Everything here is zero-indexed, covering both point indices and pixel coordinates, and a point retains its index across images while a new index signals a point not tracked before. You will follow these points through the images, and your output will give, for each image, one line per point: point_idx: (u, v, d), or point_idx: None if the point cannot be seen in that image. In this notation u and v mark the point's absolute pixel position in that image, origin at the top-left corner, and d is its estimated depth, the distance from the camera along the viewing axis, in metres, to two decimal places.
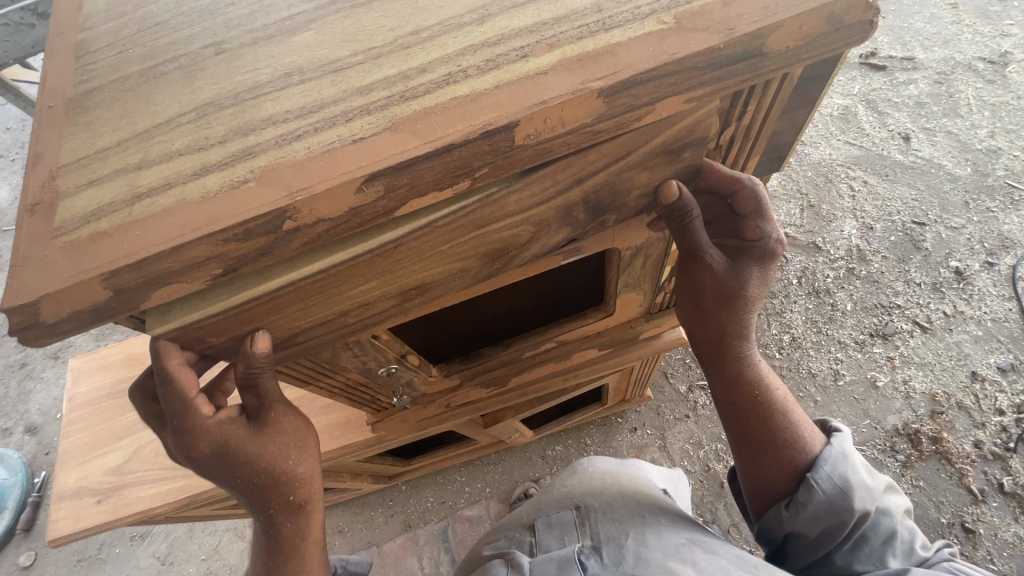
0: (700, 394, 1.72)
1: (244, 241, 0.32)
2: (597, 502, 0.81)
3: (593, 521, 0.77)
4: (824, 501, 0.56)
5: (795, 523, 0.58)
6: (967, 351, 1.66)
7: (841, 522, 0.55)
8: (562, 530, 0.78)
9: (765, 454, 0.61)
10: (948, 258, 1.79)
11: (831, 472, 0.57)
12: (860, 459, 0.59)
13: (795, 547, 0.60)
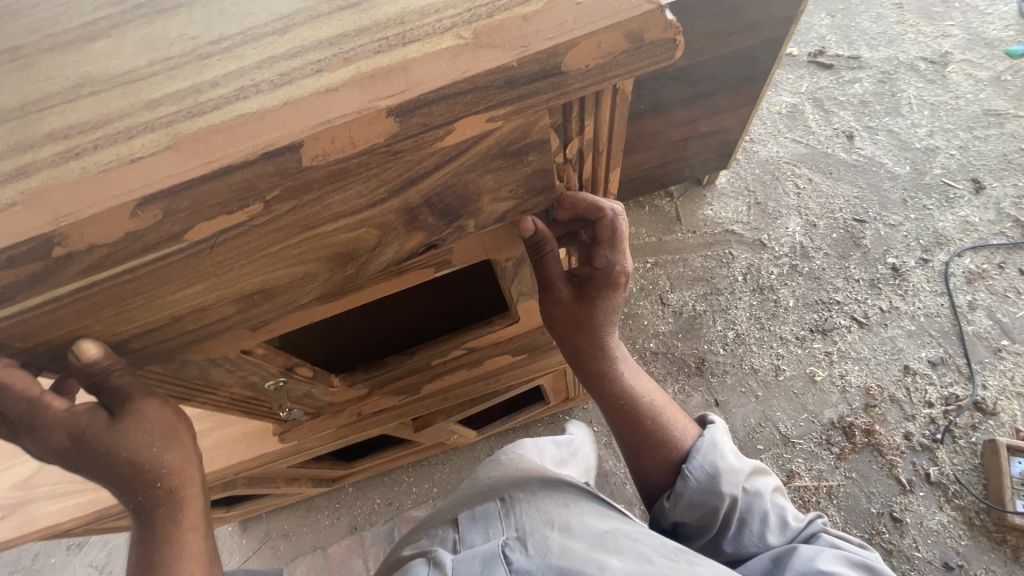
0: None
1: (11, 267, 0.30)
2: (521, 489, 0.72)
3: (517, 508, 0.68)
4: (698, 490, 0.62)
5: (676, 509, 0.64)
6: (901, 346, 1.71)
7: (714, 509, 0.61)
8: (486, 522, 0.68)
9: (641, 453, 0.67)
10: (885, 255, 1.84)
11: (703, 462, 0.63)
12: (729, 447, 0.65)
13: (684, 536, 0.65)
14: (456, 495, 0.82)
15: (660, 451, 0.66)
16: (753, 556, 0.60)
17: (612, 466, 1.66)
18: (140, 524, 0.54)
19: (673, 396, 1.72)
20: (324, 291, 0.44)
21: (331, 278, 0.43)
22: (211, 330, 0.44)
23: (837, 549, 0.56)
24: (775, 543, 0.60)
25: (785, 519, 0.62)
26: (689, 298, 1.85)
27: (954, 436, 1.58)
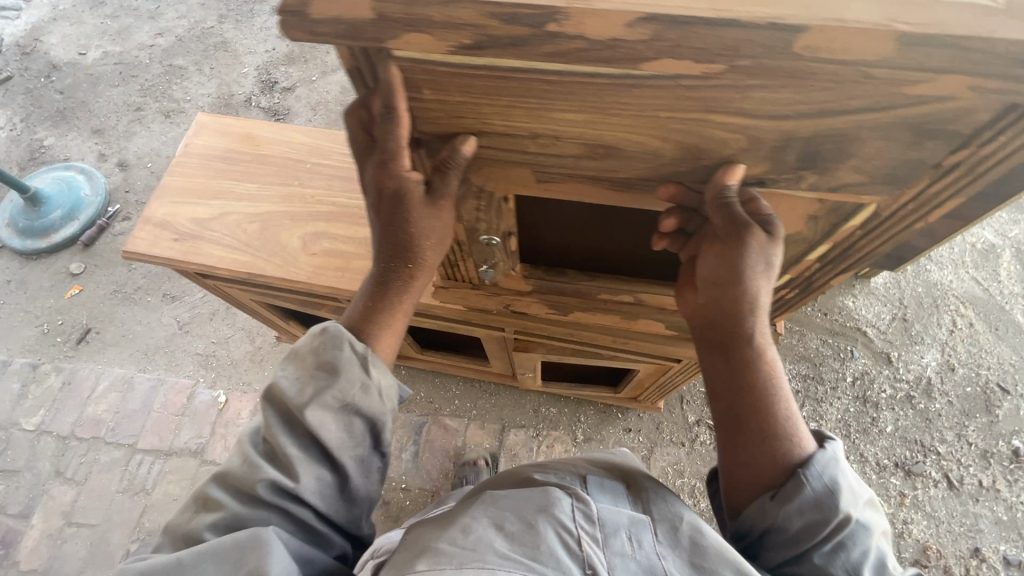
0: (704, 431, 1.71)
1: (506, 23, 0.34)
2: (651, 483, 0.80)
3: (648, 496, 0.76)
4: (812, 497, 0.59)
5: (779, 512, 0.60)
6: (981, 529, 1.58)
7: (823, 521, 0.59)
8: (615, 493, 0.76)
9: (752, 448, 0.62)
10: (1013, 435, 1.69)
11: (823, 474, 0.60)
12: (851, 469, 0.62)
13: (770, 543, 0.62)
14: (572, 457, 0.90)
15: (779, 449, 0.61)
16: None
17: None
18: (374, 285, 0.65)
19: None
20: (641, 174, 0.47)
21: (660, 165, 0.45)
22: (535, 159, 0.47)
23: None
24: None
25: (882, 564, 0.60)
26: (788, 370, 1.79)
27: None
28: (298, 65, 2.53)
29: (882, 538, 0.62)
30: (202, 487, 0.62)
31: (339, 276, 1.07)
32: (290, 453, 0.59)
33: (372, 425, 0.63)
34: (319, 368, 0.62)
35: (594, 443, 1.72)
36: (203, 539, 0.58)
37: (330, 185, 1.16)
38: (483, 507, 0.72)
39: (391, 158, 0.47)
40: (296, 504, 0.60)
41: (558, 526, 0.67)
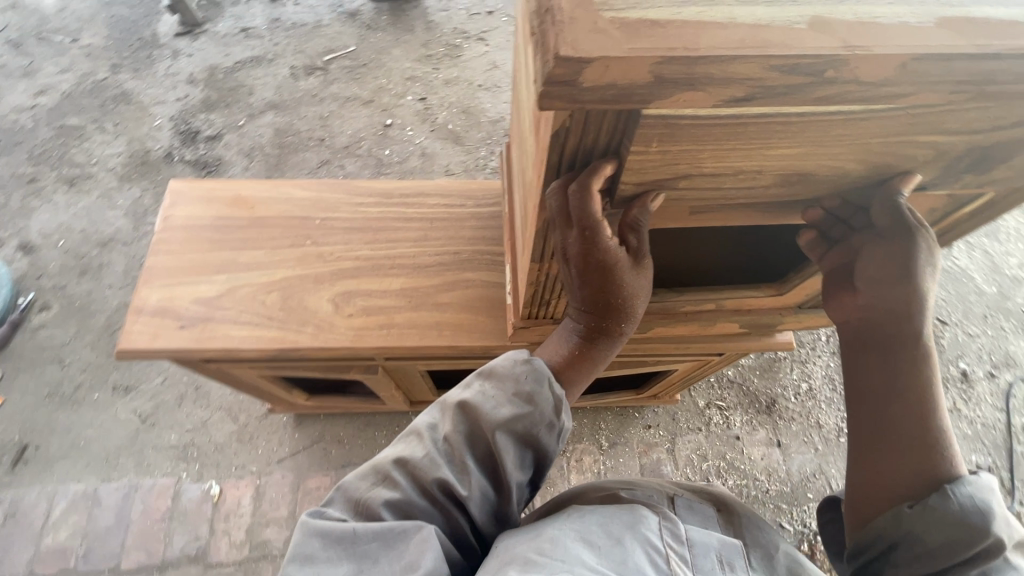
0: (715, 412, 1.81)
1: (786, 73, 0.34)
2: (741, 504, 0.77)
3: (742, 518, 0.73)
4: (959, 510, 0.56)
5: (915, 522, 0.57)
6: (955, 446, 1.81)
7: (970, 540, 0.55)
8: (704, 516, 0.72)
9: (890, 456, 0.61)
10: (959, 359, 1.96)
11: (974, 493, 0.57)
12: (1002, 504, 0.58)
13: (900, 555, 0.58)
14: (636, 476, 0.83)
15: (923, 464, 0.59)
16: None
17: (668, 471, 1.72)
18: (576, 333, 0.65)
19: (740, 425, 1.79)
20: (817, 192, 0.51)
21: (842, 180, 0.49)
22: (723, 192, 0.50)
23: None
24: None
25: None
26: None
27: None
28: (219, 111, 2.33)
29: None
30: (378, 459, 0.62)
31: (384, 334, 1.00)
32: (469, 463, 0.60)
33: (542, 460, 0.65)
34: (514, 398, 0.62)
35: (620, 447, 1.74)
36: (377, 516, 0.58)
37: (348, 239, 1.08)
38: (558, 523, 0.63)
39: (594, 231, 0.49)
40: (460, 511, 0.60)
41: (652, 551, 0.58)
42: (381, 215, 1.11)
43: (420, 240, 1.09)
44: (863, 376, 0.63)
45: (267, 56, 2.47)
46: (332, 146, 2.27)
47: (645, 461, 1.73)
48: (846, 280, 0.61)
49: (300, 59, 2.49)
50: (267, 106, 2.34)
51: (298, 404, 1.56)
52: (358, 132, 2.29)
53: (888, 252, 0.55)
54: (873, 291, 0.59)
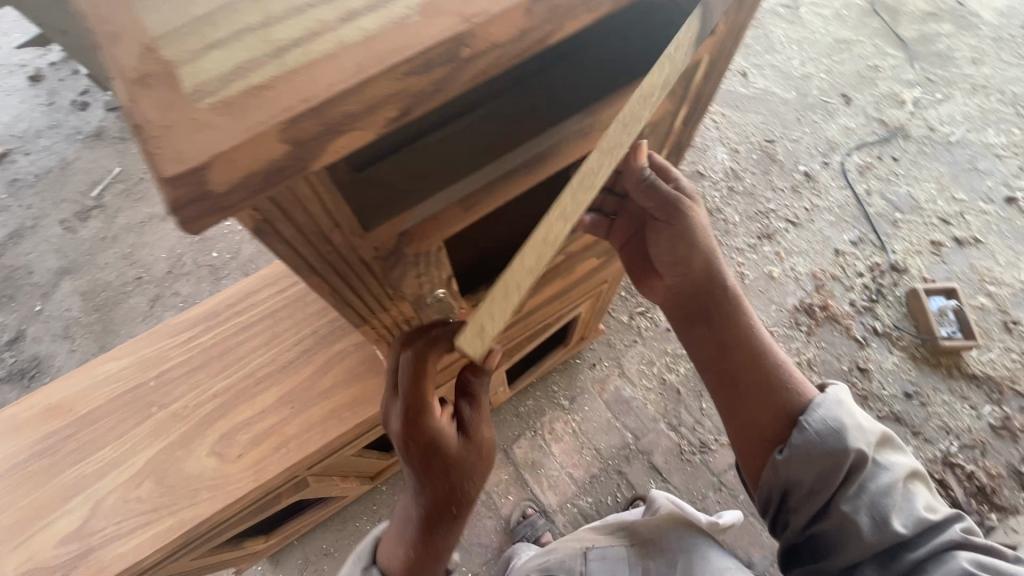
0: (641, 319, 1.89)
1: (424, 71, 0.32)
2: (643, 530, 0.98)
3: (639, 552, 0.94)
4: (818, 438, 0.72)
5: (790, 465, 0.74)
6: (828, 235, 2.03)
7: (840, 464, 0.70)
8: (614, 562, 0.93)
9: (752, 398, 0.80)
10: (797, 164, 2.17)
11: (826, 415, 0.73)
12: (862, 414, 0.74)
13: (795, 497, 0.75)
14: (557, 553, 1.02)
15: (779, 402, 0.78)
16: (862, 528, 0.69)
17: (630, 392, 1.79)
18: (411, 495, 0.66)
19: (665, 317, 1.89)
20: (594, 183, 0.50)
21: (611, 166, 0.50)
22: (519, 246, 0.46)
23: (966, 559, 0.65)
24: (895, 524, 0.68)
25: (911, 503, 0.70)
26: None
27: (885, 294, 1.92)
28: (6, 308, 1.99)
29: (913, 481, 0.73)
30: None
31: (285, 451, 0.92)
32: None
33: None
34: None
35: (580, 397, 1.78)
36: None
37: (196, 381, 0.96)
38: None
39: (411, 404, 0.62)
40: None
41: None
42: (217, 338, 0.99)
43: (270, 339, 0.99)
44: (701, 341, 0.84)
45: (26, 223, 2.13)
46: (153, 278, 2.03)
47: (607, 396, 1.78)
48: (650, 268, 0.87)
49: (66, 207, 2.17)
50: (58, 275, 2.04)
51: (262, 550, 1.43)
52: (174, 249, 2.07)
53: (668, 236, 0.78)
54: (674, 269, 0.81)
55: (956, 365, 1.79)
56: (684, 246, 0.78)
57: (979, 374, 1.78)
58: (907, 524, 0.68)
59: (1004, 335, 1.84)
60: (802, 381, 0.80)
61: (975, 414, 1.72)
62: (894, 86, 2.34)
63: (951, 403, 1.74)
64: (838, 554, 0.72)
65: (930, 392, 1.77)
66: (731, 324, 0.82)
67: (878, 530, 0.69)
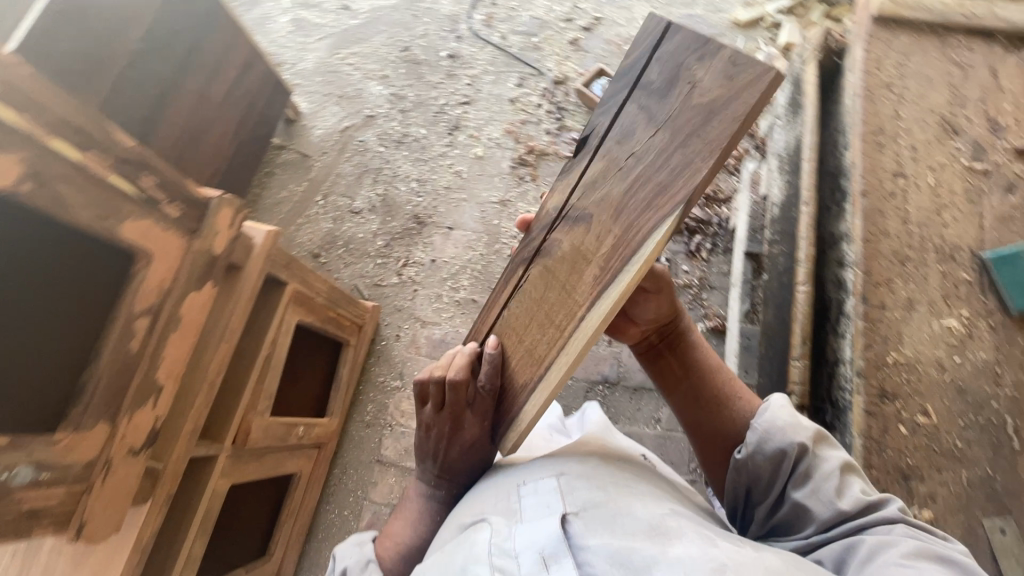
0: (408, 268, 1.94)
1: None
2: (574, 467, 0.81)
3: (566, 481, 0.77)
4: (768, 439, 0.75)
5: (749, 462, 0.76)
6: (497, 92, 2.18)
7: (786, 455, 0.73)
8: (544, 497, 0.75)
9: (710, 423, 0.83)
10: (438, 52, 2.27)
11: (771, 418, 0.76)
12: (806, 418, 0.76)
13: (756, 493, 0.77)
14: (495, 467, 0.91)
15: (734, 420, 0.82)
16: (809, 507, 0.71)
17: (441, 331, 1.84)
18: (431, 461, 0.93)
19: (425, 252, 1.95)
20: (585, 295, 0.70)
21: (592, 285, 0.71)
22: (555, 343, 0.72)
23: (910, 536, 0.63)
24: (843, 505, 0.69)
25: (856, 490, 0.70)
26: (368, 193, 2.06)
27: (565, 107, 2.12)
28: None
29: (853, 472, 0.73)
30: None
31: None
32: None
33: None
34: None
35: (405, 369, 1.80)
36: None
37: None
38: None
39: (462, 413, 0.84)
40: None
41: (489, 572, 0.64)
42: None
43: None
44: (671, 378, 0.89)
45: None
46: None
47: (425, 349, 1.82)
48: (621, 321, 0.90)
49: None
50: None
51: None
52: None
53: (645, 296, 0.86)
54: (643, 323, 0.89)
55: None
56: (656, 302, 0.86)
57: None
58: (850, 502, 0.69)
59: None
60: (751, 398, 0.84)
61: None
62: None
63: None
64: (789, 534, 0.74)
65: None
66: (695, 352, 0.89)
67: (827, 512, 0.70)
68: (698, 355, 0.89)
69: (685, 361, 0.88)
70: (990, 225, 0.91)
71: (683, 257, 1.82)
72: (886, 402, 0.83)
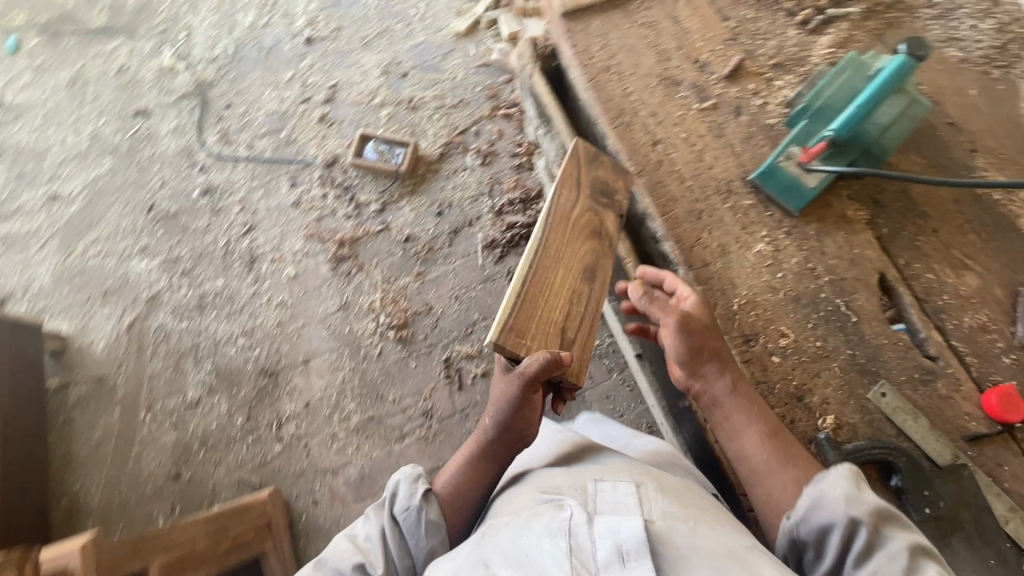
0: (285, 426, 1.73)
1: None
2: (655, 485, 0.84)
3: (642, 493, 0.81)
4: (822, 503, 0.70)
5: (797, 521, 0.72)
6: (275, 204, 2.00)
7: (838, 523, 0.68)
8: (622, 500, 0.79)
9: (764, 478, 0.79)
10: (189, 193, 2.02)
11: (825, 485, 0.71)
12: (872, 495, 0.69)
13: (809, 559, 0.71)
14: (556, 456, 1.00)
15: (789, 477, 0.77)
16: None
17: (355, 467, 1.68)
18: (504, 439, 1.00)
19: (293, 399, 1.76)
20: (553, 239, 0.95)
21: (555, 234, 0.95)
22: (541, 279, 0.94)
23: None
24: None
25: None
26: (197, 376, 1.80)
27: (350, 184, 2.01)
28: None
29: (926, 561, 0.63)
30: None
31: None
32: None
33: None
34: None
35: (342, 528, 1.62)
36: None
37: None
38: (494, 541, 0.76)
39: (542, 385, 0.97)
40: None
41: (567, 555, 0.68)
42: None
43: None
44: (722, 425, 0.84)
45: None
46: None
47: (350, 495, 1.65)
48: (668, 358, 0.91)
49: None
50: None
51: None
52: None
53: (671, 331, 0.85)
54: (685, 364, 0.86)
55: (428, 163, 2.03)
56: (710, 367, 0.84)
57: (441, 152, 2.04)
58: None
59: (417, 114, 2.11)
60: (807, 461, 0.78)
61: (468, 171, 2.01)
62: (156, 66, 2.24)
63: (455, 184, 2.00)
64: None
65: (443, 192, 2.00)
66: (744, 411, 0.82)
67: None
68: (740, 402, 0.83)
69: (728, 406, 0.83)
70: (740, 148, 1.01)
71: None
72: (753, 343, 0.89)
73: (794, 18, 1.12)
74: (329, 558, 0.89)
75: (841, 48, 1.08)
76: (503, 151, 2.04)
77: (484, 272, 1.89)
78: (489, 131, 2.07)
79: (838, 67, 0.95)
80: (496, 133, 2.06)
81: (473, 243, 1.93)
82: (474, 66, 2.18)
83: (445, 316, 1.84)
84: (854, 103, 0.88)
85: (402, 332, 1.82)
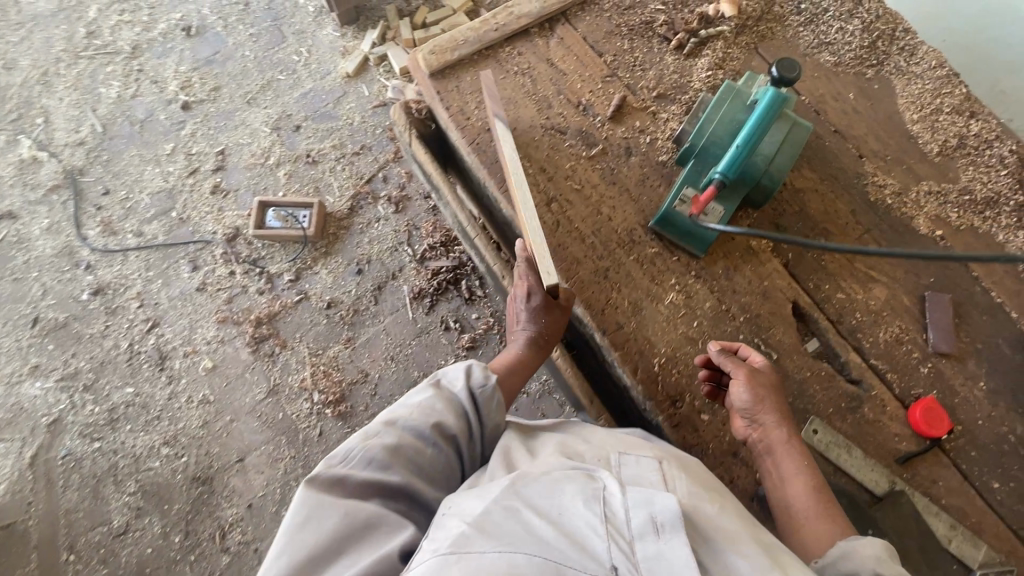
0: (230, 533, 1.60)
1: None
2: (681, 464, 0.79)
3: (664, 466, 0.77)
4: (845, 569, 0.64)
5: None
6: (178, 292, 1.84)
7: None
8: (647, 475, 0.75)
9: (804, 535, 0.72)
10: (78, 297, 1.83)
11: (854, 554, 0.64)
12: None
13: None
14: (565, 421, 0.95)
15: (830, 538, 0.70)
16: None
17: None
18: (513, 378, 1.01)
19: (234, 503, 1.63)
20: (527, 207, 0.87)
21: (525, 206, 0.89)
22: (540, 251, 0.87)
23: None
24: None
25: None
26: (121, 499, 1.64)
27: (257, 256, 1.87)
28: None
29: None
30: None
31: None
32: None
33: None
34: None
35: None
36: None
37: None
38: (523, 485, 0.72)
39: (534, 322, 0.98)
40: None
41: (602, 522, 0.67)
42: None
43: None
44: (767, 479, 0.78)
45: None
46: None
47: None
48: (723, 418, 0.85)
49: None
50: None
51: None
52: None
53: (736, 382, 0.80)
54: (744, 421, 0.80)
55: (338, 220, 1.91)
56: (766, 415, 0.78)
57: (350, 205, 1.93)
58: None
59: (318, 169, 1.98)
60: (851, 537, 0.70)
61: (383, 221, 1.91)
62: (15, 160, 2.01)
63: (371, 237, 1.89)
64: None
65: (359, 248, 1.89)
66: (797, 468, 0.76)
67: None
68: (794, 463, 0.76)
69: (780, 463, 0.77)
70: (636, 192, 0.97)
71: (467, 310, 1.81)
72: (681, 403, 0.86)
73: (668, 43, 1.08)
74: (400, 417, 0.90)
75: (719, 69, 1.05)
76: (415, 193, 1.95)
77: (417, 325, 1.80)
78: (398, 174, 1.97)
79: (713, 104, 0.92)
80: (405, 176, 1.96)
81: (400, 297, 1.83)
82: (370, 107, 2.06)
83: (383, 380, 1.74)
84: (734, 145, 0.85)
85: (341, 406, 1.71)
